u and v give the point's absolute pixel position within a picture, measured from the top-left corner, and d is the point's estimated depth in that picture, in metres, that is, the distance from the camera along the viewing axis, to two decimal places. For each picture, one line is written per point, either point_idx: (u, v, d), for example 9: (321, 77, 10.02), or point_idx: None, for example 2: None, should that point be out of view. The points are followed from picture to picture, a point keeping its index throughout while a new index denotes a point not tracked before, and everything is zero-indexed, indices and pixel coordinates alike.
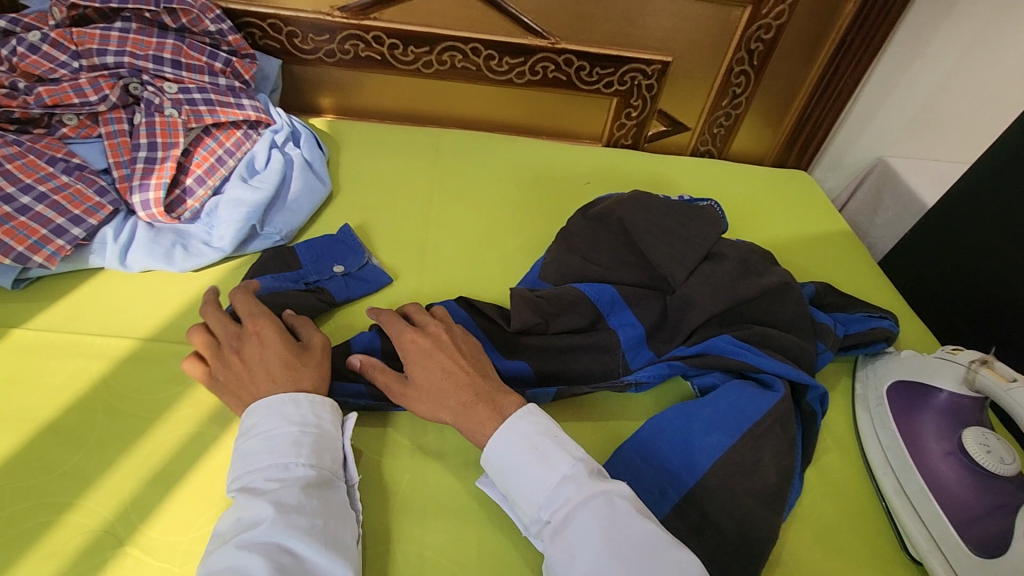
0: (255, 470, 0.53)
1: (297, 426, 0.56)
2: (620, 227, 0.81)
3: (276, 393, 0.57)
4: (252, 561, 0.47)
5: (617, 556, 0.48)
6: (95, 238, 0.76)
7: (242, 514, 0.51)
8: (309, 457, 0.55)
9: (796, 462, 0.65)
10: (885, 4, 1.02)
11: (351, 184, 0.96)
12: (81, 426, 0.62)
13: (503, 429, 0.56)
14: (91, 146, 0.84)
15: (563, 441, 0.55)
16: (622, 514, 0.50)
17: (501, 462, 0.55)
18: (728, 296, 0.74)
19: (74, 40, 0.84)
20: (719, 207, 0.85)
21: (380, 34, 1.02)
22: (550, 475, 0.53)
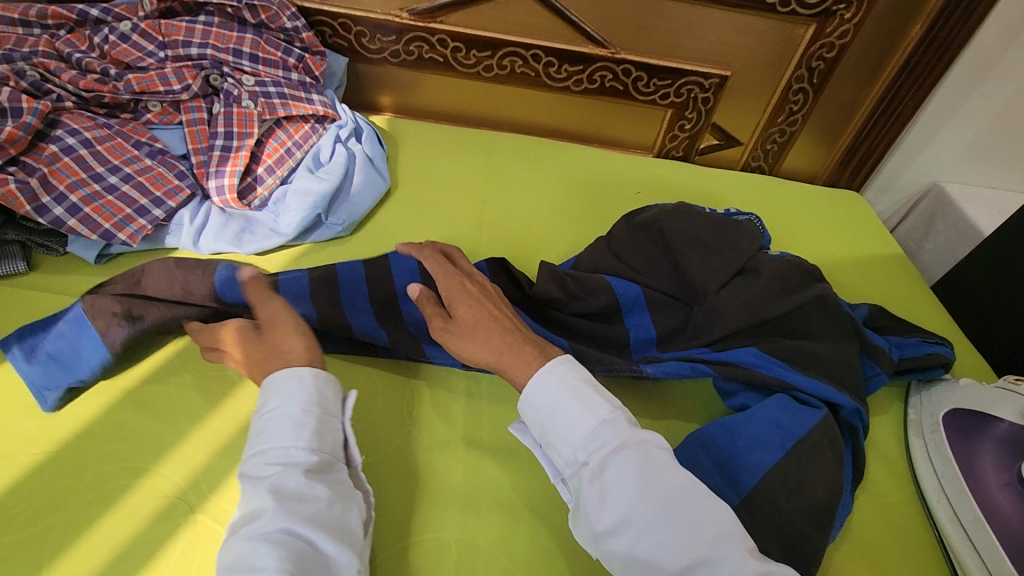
0: (258, 454, 0.52)
1: (292, 407, 0.54)
2: (659, 236, 0.82)
3: (281, 370, 0.57)
4: (259, 553, 0.46)
5: (653, 501, 0.49)
6: (172, 220, 0.80)
7: (246, 502, 0.50)
8: (308, 438, 0.53)
9: (846, 481, 0.64)
10: (954, 27, 1.00)
11: (409, 182, 0.98)
12: (156, 397, 0.65)
13: (544, 371, 0.57)
14: (172, 132, 0.88)
15: (600, 390, 0.57)
16: (658, 460, 0.52)
17: (537, 406, 0.56)
18: (775, 309, 0.73)
19: (162, 32, 0.90)
20: (760, 223, 0.86)
21: (444, 38, 1.04)
22: (590, 418, 0.54)
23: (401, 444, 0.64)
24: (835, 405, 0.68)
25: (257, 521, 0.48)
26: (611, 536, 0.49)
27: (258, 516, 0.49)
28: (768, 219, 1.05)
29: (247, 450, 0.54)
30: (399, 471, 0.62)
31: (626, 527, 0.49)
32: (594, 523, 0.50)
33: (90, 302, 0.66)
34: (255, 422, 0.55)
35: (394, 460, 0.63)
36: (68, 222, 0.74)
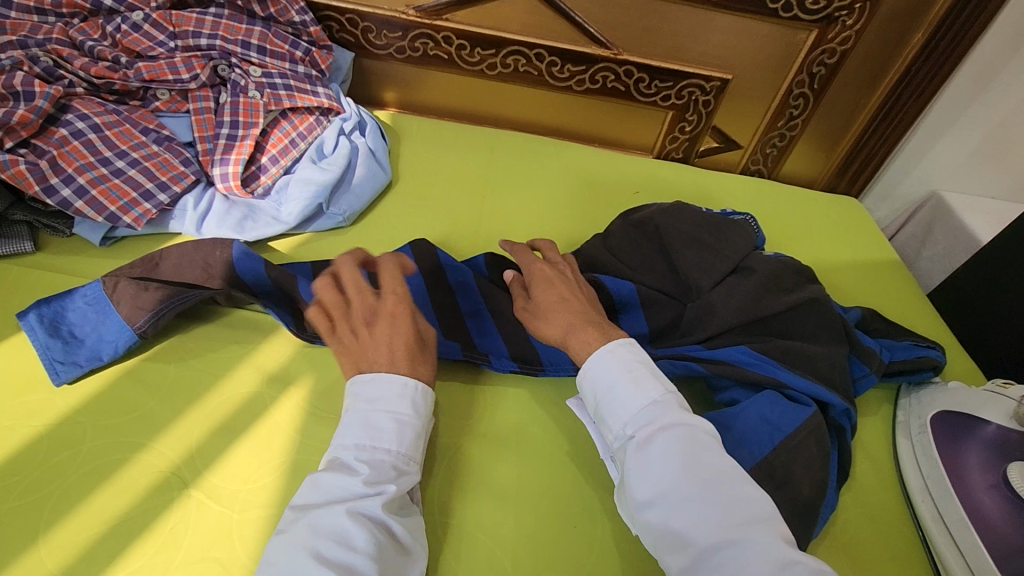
0: (375, 443, 0.55)
1: (412, 415, 0.58)
2: (656, 234, 0.83)
3: (417, 383, 0.59)
4: (362, 540, 0.49)
5: (693, 477, 0.51)
6: (177, 205, 0.82)
7: (346, 484, 0.52)
8: (415, 450, 0.57)
9: (831, 477, 0.64)
10: (956, 35, 1.01)
11: (410, 175, 1.00)
12: (155, 375, 0.66)
13: (603, 351, 0.61)
14: (179, 120, 0.90)
15: (657, 373, 0.59)
16: (703, 443, 0.53)
17: (595, 382, 0.59)
18: (766, 308, 0.74)
19: (172, 22, 0.92)
20: (755, 224, 0.86)
21: (449, 35, 1.06)
22: (642, 396, 0.57)
23: None
24: (824, 404, 0.69)
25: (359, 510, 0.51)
26: (648, 507, 0.51)
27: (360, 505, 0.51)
28: (765, 222, 1.06)
29: (354, 430, 0.56)
30: None
31: (664, 499, 0.51)
32: (633, 492, 0.52)
33: (112, 284, 0.69)
34: (367, 408, 0.57)
35: None
36: (75, 204, 0.76)
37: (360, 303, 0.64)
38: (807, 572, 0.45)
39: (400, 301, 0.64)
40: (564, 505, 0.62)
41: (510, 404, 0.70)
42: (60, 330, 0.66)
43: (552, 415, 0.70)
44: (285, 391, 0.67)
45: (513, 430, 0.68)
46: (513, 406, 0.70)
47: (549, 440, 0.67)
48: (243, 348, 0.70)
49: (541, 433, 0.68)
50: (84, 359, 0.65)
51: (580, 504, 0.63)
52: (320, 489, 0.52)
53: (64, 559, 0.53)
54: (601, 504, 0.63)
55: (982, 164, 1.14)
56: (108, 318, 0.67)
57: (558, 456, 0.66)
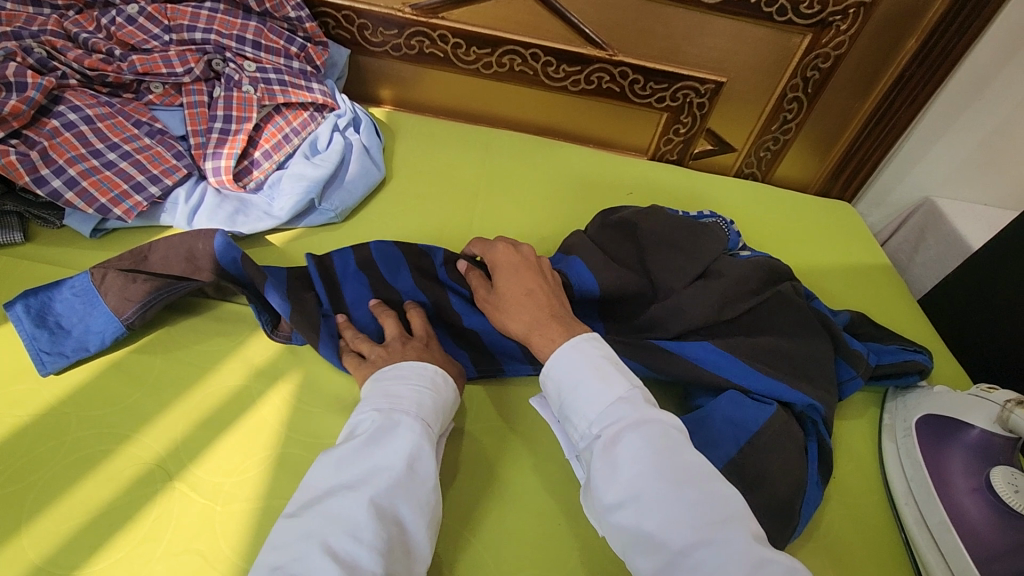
0: (392, 411, 0.57)
1: (432, 389, 0.61)
2: (632, 235, 0.83)
3: (440, 372, 0.63)
4: (370, 516, 0.50)
5: (664, 474, 0.51)
6: (168, 198, 0.82)
7: (366, 456, 0.54)
8: (434, 421, 0.59)
9: (811, 474, 0.65)
10: (948, 43, 1.02)
11: (403, 173, 1.00)
12: (142, 367, 0.66)
13: (567, 347, 0.61)
14: (172, 114, 0.90)
15: (622, 369, 0.59)
16: (672, 440, 0.53)
17: (559, 380, 0.59)
18: (730, 312, 0.74)
19: (167, 16, 0.92)
20: (726, 227, 0.87)
21: (445, 33, 1.06)
22: (609, 393, 0.57)
23: None
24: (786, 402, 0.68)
25: (377, 481, 0.53)
26: (618, 509, 0.51)
27: (379, 476, 0.53)
28: (759, 225, 1.06)
29: (377, 403, 0.59)
30: None
31: (634, 501, 0.50)
32: (601, 495, 0.52)
33: (100, 275, 0.69)
34: (390, 383, 0.60)
35: None
36: (66, 195, 0.76)
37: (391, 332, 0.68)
38: (781, 569, 0.46)
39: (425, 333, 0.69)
40: (549, 501, 0.63)
41: (497, 402, 0.70)
42: (47, 321, 0.66)
43: (538, 413, 0.70)
44: (271, 385, 0.67)
45: (500, 427, 0.68)
46: (500, 404, 0.70)
47: (535, 438, 0.68)
48: (232, 342, 0.70)
49: (527, 431, 0.68)
50: (70, 350, 0.65)
51: (563, 502, 0.63)
52: (336, 464, 0.54)
53: (45, 549, 0.53)
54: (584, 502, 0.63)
55: (974, 172, 1.14)
56: (95, 308, 0.67)
57: (542, 454, 0.66)
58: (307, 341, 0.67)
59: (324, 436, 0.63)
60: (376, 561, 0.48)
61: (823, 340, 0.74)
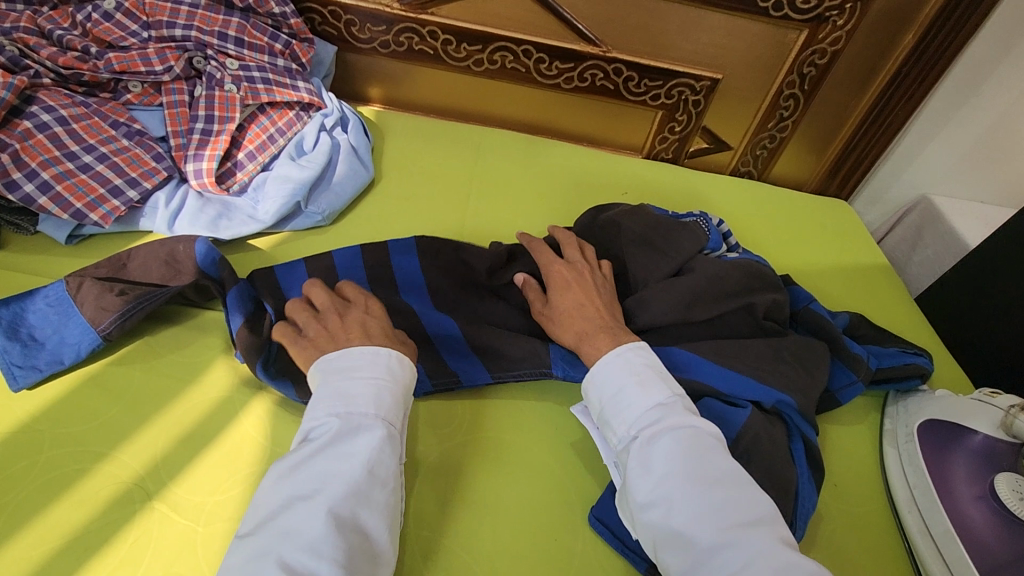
0: (348, 412, 0.54)
1: (391, 380, 0.57)
2: (612, 233, 0.81)
3: (396, 358, 0.59)
4: (329, 527, 0.47)
5: (695, 478, 0.50)
6: (147, 203, 0.79)
7: (320, 463, 0.51)
8: (395, 415, 0.56)
9: (801, 473, 0.61)
10: (945, 39, 1.00)
11: (392, 173, 0.98)
12: (120, 381, 0.64)
13: (613, 355, 0.60)
14: (151, 114, 0.87)
15: (665, 377, 0.59)
16: (706, 446, 0.52)
17: (600, 387, 0.59)
18: (699, 314, 0.71)
19: (146, 12, 0.88)
20: (707, 225, 0.82)
21: (435, 30, 1.03)
22: (648, 398, 0.56)
23: None
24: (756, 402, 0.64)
25: (332, 488, 0.49)
26: (649, 508, 0.50)
27: (335, 483, 0.50)
28: (756, 224, 1.04)
29: (330, 404, 0.55)
30: None
31: (666, 502, 0.49)
32: (633, 494, 0.52)
33: (76, 284, 0.66)
34: (343, 376, 0.56)
35: None
36: (39, 200, 0.72)
37: (326, 301, 0.65)
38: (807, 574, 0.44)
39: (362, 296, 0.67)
40: (544, 516, 0.61)
41: (490, 411, 0.68)
42: (18, 333, 0.63)
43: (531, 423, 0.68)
44: (258, 397, 0.65)
45: (493, 437, 0.66)
46: (493, 413, 0.68)
47: (529, 450, 0.66)
48: (214, 353, 0.68)
49: (521, 441, 0.66)
50: (43, 363, 0.62)
51: (558, 515, 0.61)
52: (288, 475, 0.50)
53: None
54: (581, 515, 0.61)
55: (970, 170, 1.13)
56: (71, 319, 0.65)
57: (538, 466, 0.64)
58: (246, 361, 0.64)
59: None
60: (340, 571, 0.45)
61: (793, 339, 0.71)
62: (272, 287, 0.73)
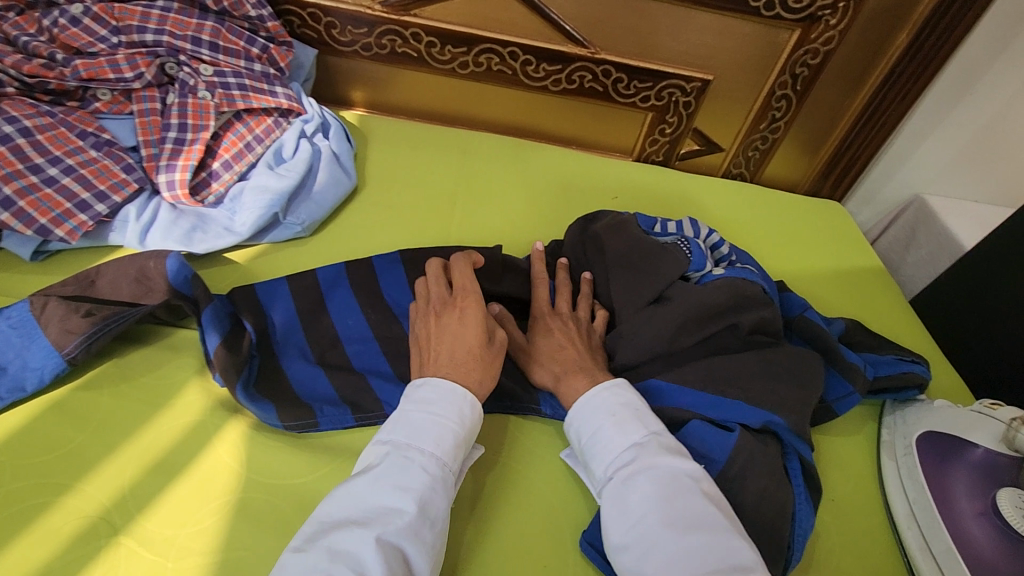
0: (407, 446, 0.55)
1: (456, 421, 0.57)
2: (597, 253, 0.80)
3: (470, 397, 0.59)
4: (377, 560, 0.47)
5: (668, 524, 0.50)
6: (117, 216, 0.76)
7: (378, 491, 0.51)
8: (455, 457, 0.56)
9: (798, 496, 0.60)
10: (940, 38, 0.98)
11: (375, 181, 0.95)
12: (87, 407, 0.61)
13: (589, 395, 0.60)
14: (122, 123, 0.84)
15: (642, 416, 0.59)
16: (680, 488, 0.52)
17: (579, 427, 0.60)
18: (683, 341, 0.69)
19: (115, 16, 0.85)
20: (689, 246, 0.78)
21: (418, 31, 1.00)
22: (623, 439, 0.57)
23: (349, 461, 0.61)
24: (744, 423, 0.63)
25: (387, 520, 0.50)
26: (621, 551, 0.51)
27: (391, 516, 0.50)
28: (749, 228, 1.02)
29: (395, 434, 0.56)
30: None
31: (637, 546, 0.50)
32: (608, 536, 0.52)
33: (40, 303, 0.63)
34: (412, 410, 0.57)
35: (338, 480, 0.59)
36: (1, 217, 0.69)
37: (438, 294, 0.68)
38: None
39: (471, 297, 0.67)
40: (532, 542, 0.58)
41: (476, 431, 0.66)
42: None
43: (519, 443, 0.66)
44: (233, 420, 0.62)
45: (479, 459, 0.63)
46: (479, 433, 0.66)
47: (517, 472, 0.63)
48: (187, 375, 0.65)
49: (509, 463, 0.64)
50: (4, 390, 0.59)
51: (548, 541, 0.59)
52: (346, 497, 0.51)
53: None
54: (570, 539, 0.59)
55: (964, 169, 1.12)
56: (33, 342, 0.61)
57: (526, 488, 0.62)
58: (225, 384, 0.61)
59: (288, 477, 0.59)
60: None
61: (786, 351, 0.69)
62: (252, 302, 0.70)
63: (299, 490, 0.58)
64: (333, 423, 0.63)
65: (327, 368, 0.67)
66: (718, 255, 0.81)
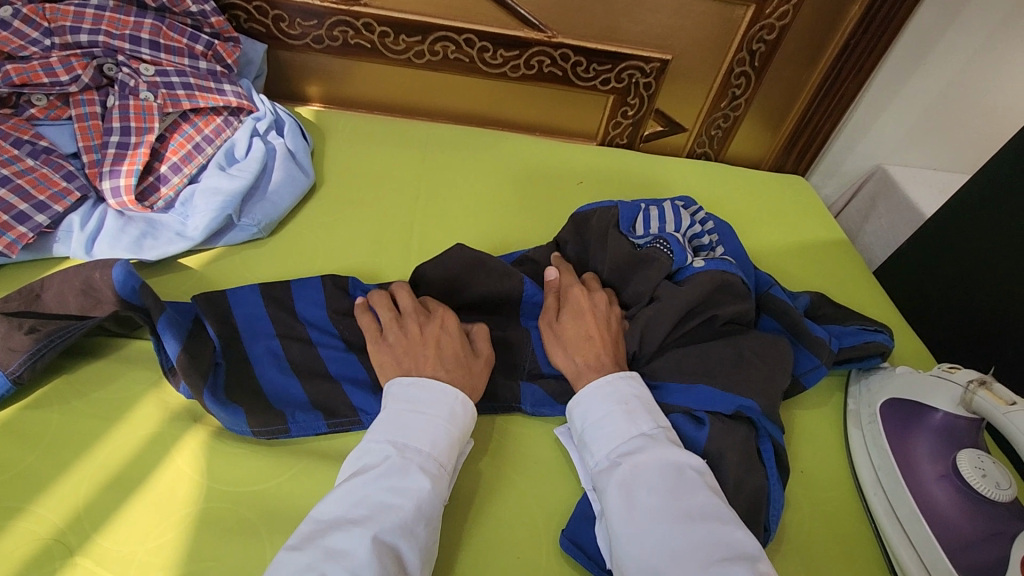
0: (404, 447, 0.55)
1: (450, 424, 0.58)
2: (600, 251, 0.78)
3: (450, 392, 0.59)
4: (372, 558, 0.47)
5: (673, 515, 0.50)
6: (60, 226, 0.73)
7: (375, 489, 0.52)
8: (449, 458, 0.56)
9: (772, 474, 0.61)
10: (893, 8, 0.98)
11: (334, 177, 0.93)
12: (35, 426, 0.59)
13: (599, 383, 0.61)
14: (60, 129, 0.81)
15: (652, 409, 0.60)
16: (690, 481, 0.53)
17: (585, 412, 0.60)
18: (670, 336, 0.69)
19: (46, 16, 0.80)
20: (668, 243, 0.74)
21: (370, 21, 0.98)
22: (634, 425, 0.58)
23: (313, 464, 0.60)
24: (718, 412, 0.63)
25: (384, 515, 0.50)
26: (629, 534, 0.50)
27: (387, 514, 0.50)
28: (714, 207, 1.03)
29: (391, 434, 0.56)
30: (311, 496, 0.57)
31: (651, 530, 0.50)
32: (612, 518, 0.52)
33: None
34: (407, 411, 0.57)
35: (302, 483, 0.58)
36: None
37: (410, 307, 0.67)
38: None
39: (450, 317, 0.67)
40: (505, 533, 0.58)
41: None
42: None
43: (488, 436, 0.66)
44: (193, 430, 0.61)
45: None
46: None
47: (487, 464, 0.63)
48: (142, 387, 0.63)
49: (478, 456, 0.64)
50: None
51: (521, 532, 0.59)
52: (343, 495, 0.51)
53: None
54: (542, 527, 0.60)
55: (921, 138, 1.13)
56: None
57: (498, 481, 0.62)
58: (192, 392, 0.60)
59: (251, 484, 0.57)
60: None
61: (757, 337, 0.69)
62: (217, 307, 0.68)
63: (264, 497, 0.57)
64: (306, 429, 0.62)
65: (291, 372, 0.66)
66: (699, 244, 0.78)
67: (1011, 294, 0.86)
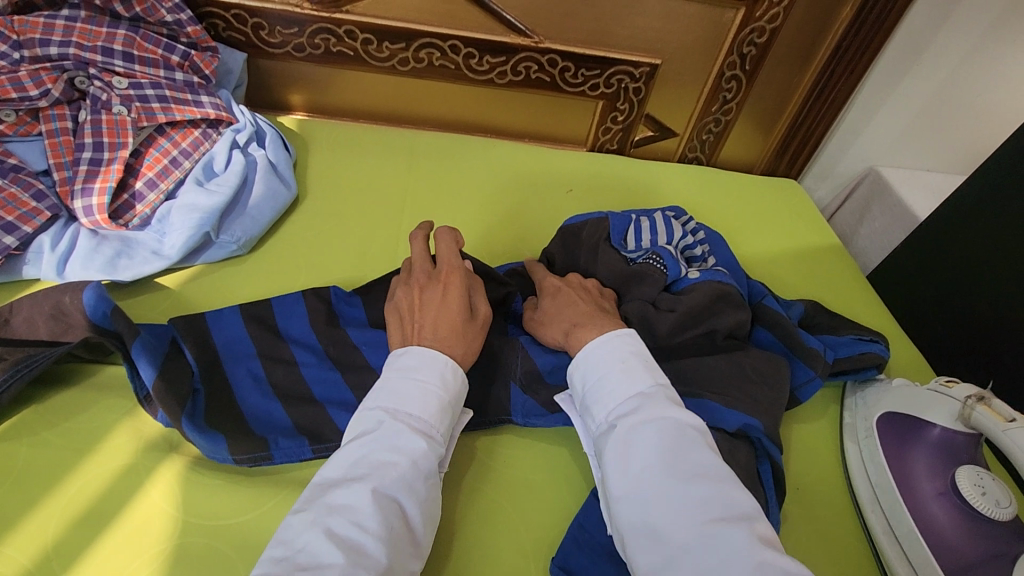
0: (395, 411, 0.53)
1: (441, 386, 0.55)
2: (591, 263, 0.76)
3: (437, 355, 0.57)
4: (370, 515, 0.46)
5: (674, 470, 0.48)
6: (30, 247, 0.71)
7: (370, 451, 0.50)
8: (442, 421, 0.54)
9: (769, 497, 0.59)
10: (884, 10, 0.96)
11: (317, 189, 0.90)
12: (3, 460, 0.56)
13: (596, 344, 0.59)
14: (29, 145, 0.77)
15: (652, 365, 0.57)
16: (690, 435, 0.51)
17: (585, 373, 0.58)
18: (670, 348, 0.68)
19: (14, 29, 0.76)
20: (660, 257, 0.73)
21: (352, 29, 0.96)
22: (635, 382, 0.55)
23: (294, 493, 0.58)
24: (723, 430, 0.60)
25: (381, 477, 0.49)
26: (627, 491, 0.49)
27: (382, 474, 0.49)
28: (706, 213, 1.01)
29: (382, 399, 0.54)
30: None
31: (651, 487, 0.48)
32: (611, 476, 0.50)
33: None
34: (397, 376, 0.55)
35: (282, 514, 0.56)
36: None
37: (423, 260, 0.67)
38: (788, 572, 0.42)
39: (456, 270, 0.65)
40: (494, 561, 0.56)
41: None
42: None
43: (477, 458, 0.64)
44: (169, 460, 0.58)
45: None
46: None
47: (475, 488, 0.61)
48: (115, 416, 0.61)
49: (466, 480, 0.62)
50: None
51: (510, 560, 0.57)
52: (339, 459, 0.50)
53: None
54: (532, 554, 0.58)
55: (913, 140, 1.12)
56: None
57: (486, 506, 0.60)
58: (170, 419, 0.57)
59: (229, 517, 0.55)
60: (384, 549, 0.45)
61: (755, 354, 0.68)
62: (197, 332, 0.65)
63: (243, 529, 0.55)
64: (290, 456, 0.59)
65: (271, 396, 0.64)
66: (690, 255, 0.77)
67: (1007, 300, 0.85)
